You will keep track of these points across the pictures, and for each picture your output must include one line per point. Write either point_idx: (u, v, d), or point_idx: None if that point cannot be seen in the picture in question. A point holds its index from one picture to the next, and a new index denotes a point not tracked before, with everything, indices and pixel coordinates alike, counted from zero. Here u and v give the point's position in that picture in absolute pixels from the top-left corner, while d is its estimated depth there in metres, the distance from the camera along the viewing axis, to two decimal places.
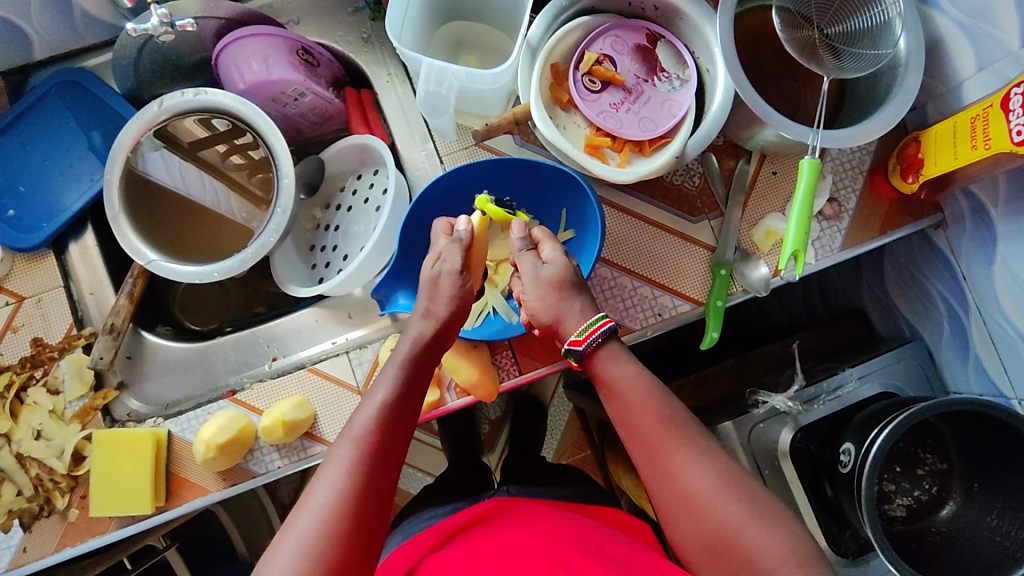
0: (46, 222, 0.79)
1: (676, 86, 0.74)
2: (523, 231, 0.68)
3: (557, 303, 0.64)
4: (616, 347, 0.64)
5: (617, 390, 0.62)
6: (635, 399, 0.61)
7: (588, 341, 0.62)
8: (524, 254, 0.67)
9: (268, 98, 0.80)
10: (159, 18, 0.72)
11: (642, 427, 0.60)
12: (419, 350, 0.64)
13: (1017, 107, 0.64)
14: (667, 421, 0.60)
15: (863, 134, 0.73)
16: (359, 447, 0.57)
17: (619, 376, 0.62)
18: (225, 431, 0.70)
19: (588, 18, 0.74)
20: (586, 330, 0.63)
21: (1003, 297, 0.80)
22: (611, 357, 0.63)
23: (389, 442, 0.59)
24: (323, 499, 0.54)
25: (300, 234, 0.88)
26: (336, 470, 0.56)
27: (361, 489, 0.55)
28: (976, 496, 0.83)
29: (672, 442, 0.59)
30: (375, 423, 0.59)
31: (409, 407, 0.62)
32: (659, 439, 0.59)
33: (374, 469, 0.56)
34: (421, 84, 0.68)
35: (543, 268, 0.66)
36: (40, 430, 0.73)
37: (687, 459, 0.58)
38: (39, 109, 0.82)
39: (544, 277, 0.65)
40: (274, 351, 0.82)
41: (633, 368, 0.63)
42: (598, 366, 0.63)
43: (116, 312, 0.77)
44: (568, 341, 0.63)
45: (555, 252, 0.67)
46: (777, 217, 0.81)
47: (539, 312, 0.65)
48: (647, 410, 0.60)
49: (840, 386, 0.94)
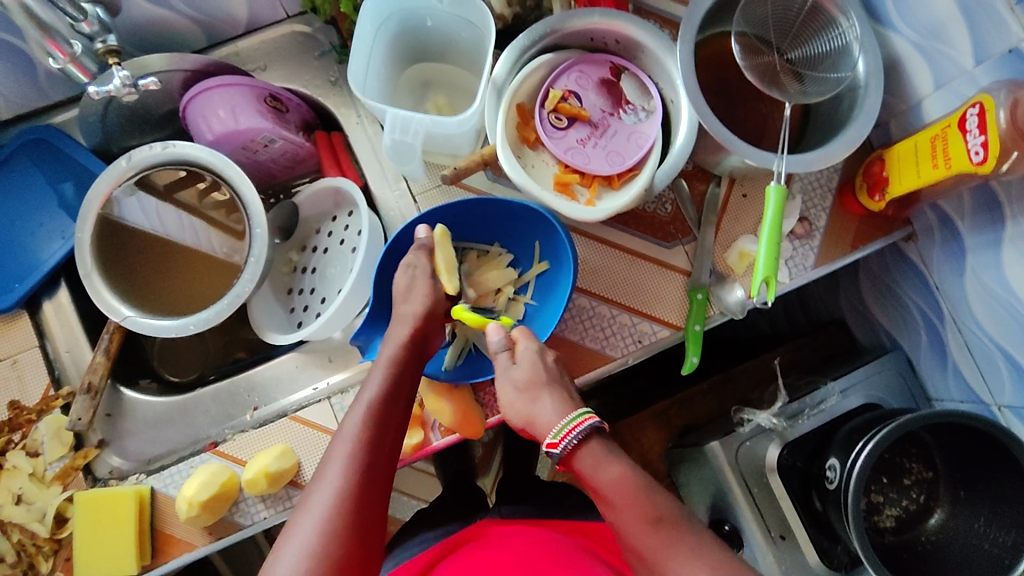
0: (19, 282, 0.78)
1: (642, 117, 0.75)
2: (497, 334, 0.67)
3: (528, 407, 0.63)
4: (602, 440, 0.60)
5: (607, 497, 0.57)
6: (623, 503, 0.56)
7: (565, 444, 0.59)
8: (502, 354, 0.67)
9: (238, 147, 0.81)
10: (122, 79, 0.67)
11: (630, 534, 0.56)
12: (402, 351, 0.65)
13: (973, 127, 0.66)
14: (657, 524, 0.55)
15: (826, 157, 0.74)
16: (353, 447, 0.58)
17: (606, 480, 0.58)
18: (207, 487, 0.70)
19: (551, 55, 0.75)
20: (561, 432, 0.60)
21: (975, 306, 0.81)
22: (594, 459, 0.59)
23: (381, 440, 0.59)
24: (322, 500, 0.54)
25: (277, 278, 0.88)
26: (333, 473, 0.56)
27: (358, 487, 0.55)
28: (962, 504, 0.84)
29: (666, 545, 0.54)
30: (366, 423, 0.60)
31: (398, 404, 0.63)
32: (650, 544, 0.54)
33: (370, 467, 0.57)
34: (387, 134, 0.69)
35: (513, 370, 0.65)
36: (21, 494, 0.72)
37: (688, 562, 0.53)
38: (8, 168, 0.81)
39: (514, 379, 0.65)
40: (255, 400, 0.82)
41: (619, 466, 0.58)
42: (581, 468, 0.59)
43: (93, 369, 0.76)
44: (545, 443, 0.60)
45: (528, 352, 0.66)
46: (749, 239, 0.82)
47: (512, 416, 0.65)
48: (635, 513, 0.56)
49: (824, 400, 0.95)
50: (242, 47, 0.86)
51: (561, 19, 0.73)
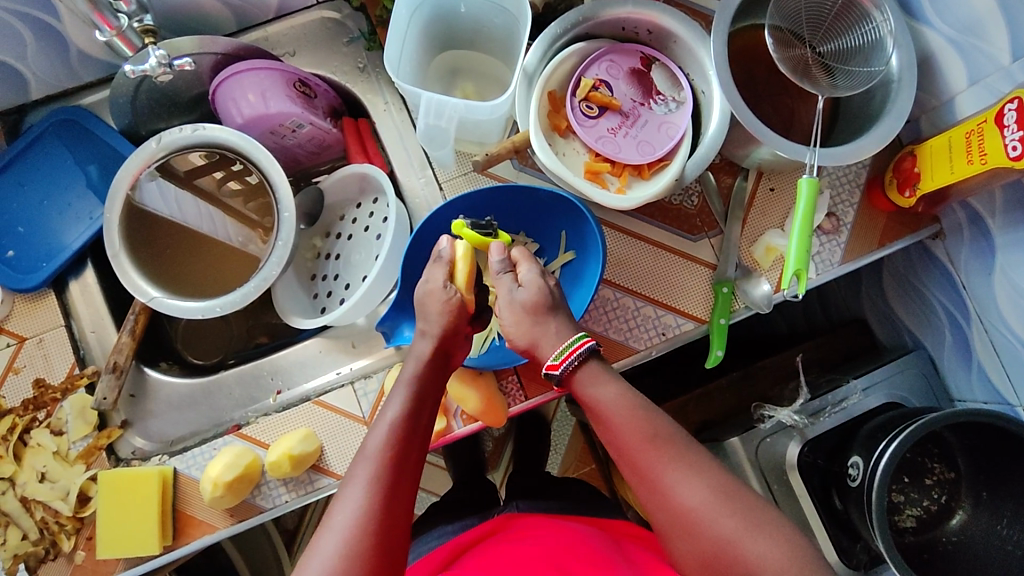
0: (46, 261, 0.78)
1: (672, 108, 0.75)
2: (500, 254, 0.64)
3: (531, 328, 0.61)
4: (600, 362, 0.60)
5: (602, 414, 0.58)
6: (620, 422, 0.57)
7: (565, 365, 0.58)
8: (505, 276, 0.64)
9: (267, 131, 0.81)
10: (157, 59, 0.67)
11: (627, 448, 0.57)
12: (426, 366, 0.63)
13: (1012, 123, 0.65)
14: (653, 440, 0.56)
15: (858, 151, 0.74)
16: (377, 467, 0.56)
17: (600, 396, 0.58)
18: (232, 468, 0.70)
19: (583, 44, 0.74)
20: (562, 353, 0.59)
21: (1004, 306, 0.80)
22: (591, 378, 0.59)
23: (405, 458, 0.58)
24: (345, 521, 0.53)
25: (300, 263, 0.88)
26: (357, 490, 0.55)
27: (383, 507, 0.54)
28: (985, 505, 0.83)
29: (663, 459, 0.55)
30: (391, 440, 0.58)
31: (421, 421, 0.61)
32: (647, 459, 0.55)
33: (395, 485, 0.56)
34: (421, 118, 0.68)
35: (517, 290, 0.62)
36: (45, 473, 0.73)
37: (682, 473, 0.54)
38: (36, 148, 0.81)
39: (518, 303, 0.61)
40: (278, 384, 0.82)
41: (615, 384, 0.59)
42: (578, 388, 0.60)
43: (119, 349, 0.77)
44: (546, 365, 0.60)
45: (531, 274, 0.63)
46: (776, 233, 0.82)
47: (514, 337, 0.62)
48: (631, 429, 0.56)
49: (845, 399, 0.94)
50: (271, 32, 0.86)
51: (595, 7, 0.73)
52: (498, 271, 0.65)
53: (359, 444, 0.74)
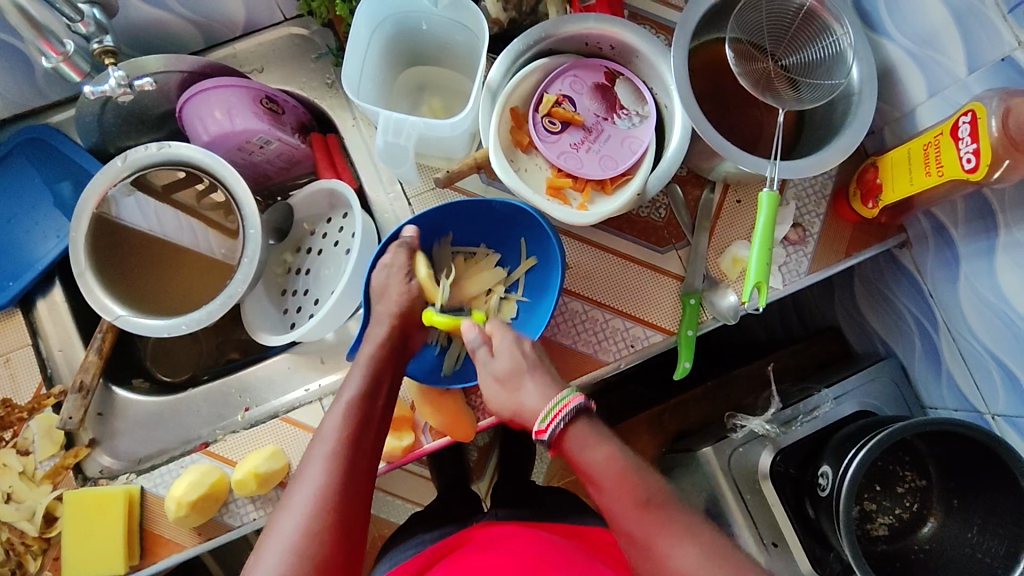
0: (13, 280, 0.78)
1: (636, 122, 0.75)
2: (471, 330, 0.66)
3: (511, 398, 0.62)
4: (592, 421, 0.59)
5: (597, 479, 0.57)
6: (613, 486, 0.56)
7: (553, 429, 0.57)
8: (481, 347, 0.65)
9: (234, 148, 0.81)
10: (116, 79, 0.67)
11: (621, 515, 0.55)
12: (380, 350, 0.66)
13: (965, 136, 0.66)
14: (647, 506, 0.55)
15: (819, 164, 0.75)
16: (333, 447, 0.57)
17: (595, 461, 0.57)
18: (196, 487, 0.70)
19: (546, 60, 0.75)
20: (549, 417, 0.58)
21: (968, 314, 0.81)
22: (584, 441, 0.58)
23: (363, 435, 0.59)
24: (303, 501, 0.53)
25: (271, 279, 0.89)
26: (316, 467, 0.56)
27: (342, 484, 0.55)
28: (956, 513, 0.83)
29: (659, 526, 0.54)
30: (346, 422, 0.59)
31: (378, 400, 0.63)
32: (642, 527, 0.54)
33: (354, 460, 0.57)
34: (381, 136, 0.69)
35: (492, 361, 0.64)
36: (10, 492, 0.72)
37: (677, 541, 0.53)
38: (5, 167, 0.82)
39: (493, 371, 0.64)
40: (247, 402, 0.82)
41: (610, 449, 0.58)
42: (571, 451, 0.58)
43: (85, 369, 0.76)
44: (533, 430, 0.59)
45: (506, 343, 0.65)
46: (743, 244, 0.82)
47: (499, 409, 0.64)
48: (626, 495, 0.55)
49: (817, 407, 0.94)
50: (239, 49, 0.86)
51: (556, 24, 0.73)
52: (472, 342, 0.66)
53: None
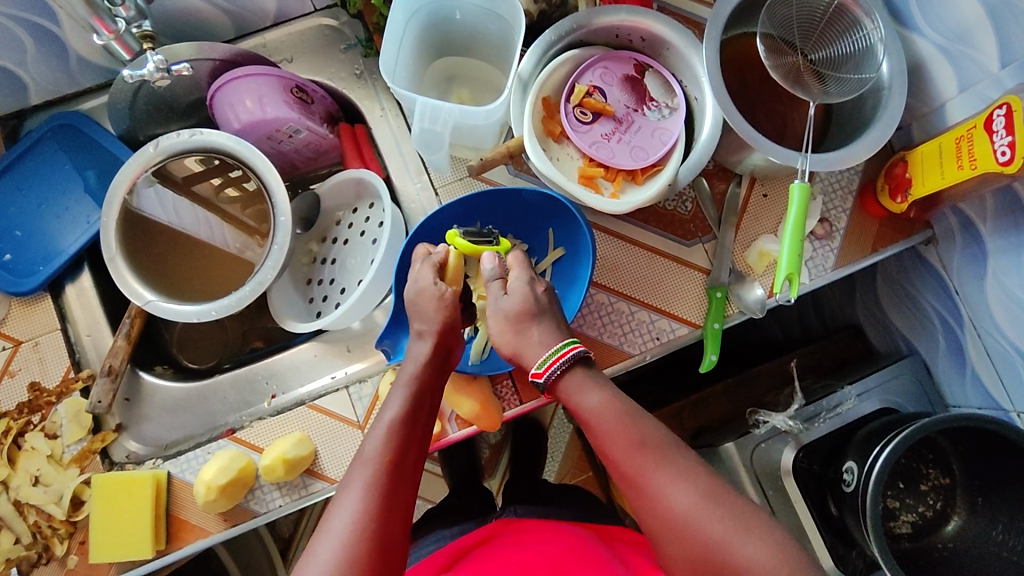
0: (43, 265, 0.79)
1: (666, 114, 0.76)
2: (490, 262, 0.66)
3: (515, 338, 0.62)
4: (587, 369, 0.61)
5: (589, 420, 0.58)
6: (604, 426, 0.57)
7: (548, 373, 0.59)
8: (493, 283, 0.66)
9: (264, 136, 0.82)
10: (155, 63, 0.68)
11: (615, 454, 0.56)
12: (422, 370, 0.64)
13: (1000, 128, 0.66)
14: (638, 445, 0.55)
15: (849, 158, 0.75)
16: (374, 471, 0.56)
17: (585, 401, 0.58)
18: (226, 472, 0.70)
19: (577, 51, 0.75)
20: (546, 361, 0.60)
21: (996, 310, 0.81)
22: (577, 386, 0.59)
23: (404, 459, 0.58)
24: (342, 527, 0.53)
25: (296, 268, 0.89)
26: (354, 492, 0.54)
27: (381, 511, 0.54)
28: (982, 511, 0.83)
29: (652, 463, 0.54)
30: (387, 445, 0.58)
31: (420, 423, 0.61)
32: (633, 462, 0.55)
33: (393, 486, 0.56)
34: (415, 122, 0.69)
35: (502, 298, 0.64)
36: (39, 476, 0.72)
37: (669, 477, 0.54)
38: (34, 153, 0.82)
39: (503, 310, 0.63)
40: (273, 388, 0.82)
41: (602, 391, 0.59)
42: (566, 395, 0.60)
43: (114, 353, 0.77)
44: (531, 373, 0.61)
45: (519, 282, 0.64)
46: (770, 238, 0.82)
47: (501, 346, 0.64)
48: (619, 433, 0.56)
49: (839, 404, 0.94)
50: (269, 39, 0.87)
51: (588, 15, 0.74)
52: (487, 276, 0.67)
53: (355, 448, 0.74)
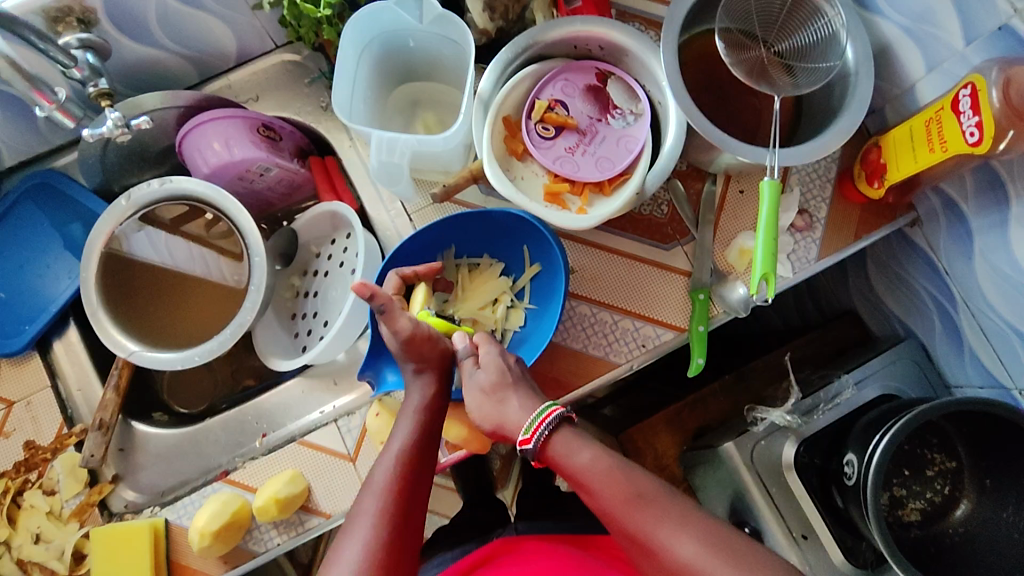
0: (29, 324, 0.80)
1: (631, 121, 0.75)
2: (462, 342, 0.67)
3: (495, 410, 0.62)
4: (571, 427, 0.60)
5: (585, 481, 0.57)
6: (598, 486, 0.56)
7: (536, 437, 0.59)
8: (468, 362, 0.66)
9: (235, 177, 0.82)
10: (113, 121, 0.68)
11: (611, 512, 0.55)
12: (429, 399, 0.65)
13: (967, 108, 0.64)
14: (632, 500, 0.55)
15: (820, 149, 0.73)
16: (383, 500, 0.56)
17: (578, 462, 0.57)
18: (219, 517, 0.70)
19: (536, 66, 0.75)
20: (532, 425, 0.60)
21: (986, 288, 0.79)
22: (566, 445, 0.59)
23: (412, 489, 0.58)
24: (352, 558, 0.52)
25: (280, 304, 0.89)
26: (364, 523, 0.55)
27: (391, 541, 0.54)
28: (989, 493, 0.80)
29: (649, 517, 0.54)
30: (395, 474, 0.58)
31: (429, 451, 0.61)
32: (637, 520, 0.54)
33: (402, 516, 0.56)
34: (374, 155, 0.70)
35: (476, 374, 0.65)
36: (39, 533, 0.73)
37: (670, 527, 0.53)
38: (14, 214, 0.84)
39: (479, 384, 0.64)
40: (264, 428, 0.83)
41: (592, 450, 0.58)
42: (556, 458, 0.59)
43: (103, 407, 0.77)
44: (518, 440, 0.60)
45: (490, 355, 0.66)
46: (748, 235, 0.81)
47: (480, 421, 0.64)
48: (615, 491, 0.55)
49: (838, 394, 0.92)
50: (233, 80, 0.88)
51: (542, 29, 0.73)
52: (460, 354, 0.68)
53: (347, 481, 0.74)
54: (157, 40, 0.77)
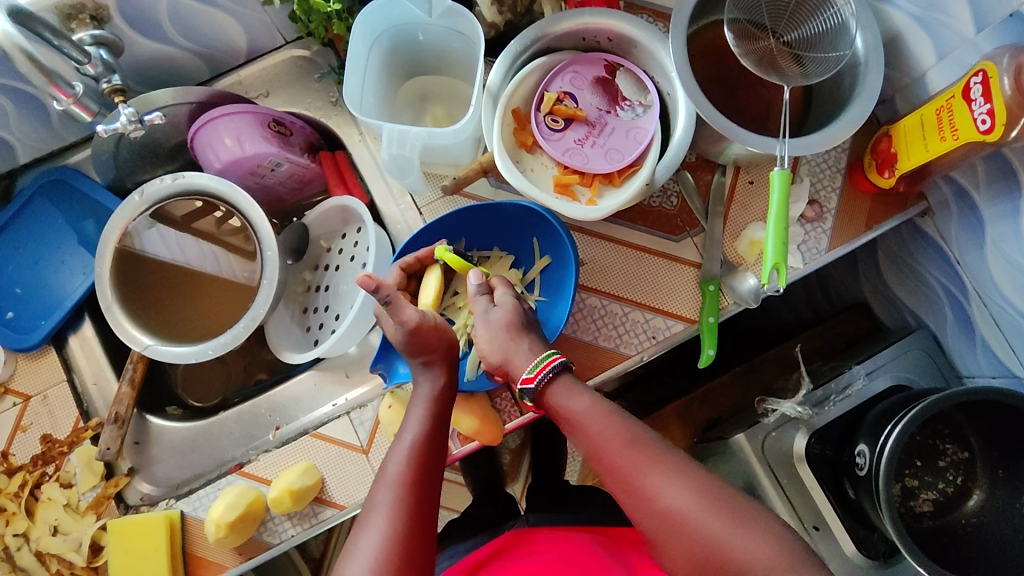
0: (45, 319, 0.81)
1: (640, 112, 0.75)
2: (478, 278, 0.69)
3: (504, 346, 0.64)
4: (571, 377, 0.62)
5: (579, 424, 0.58)
6: (594, 428, 0.57)
7: (539, 377, 0.60)
8: (483, 298, 0.68)
9: (246, 173, 0.82)
10: (127, 116, 0.69)
11: (605, 454, 0.56)
12: (439, 388, 0.64)
13: (978, 96, 0.64)
14: (631, 443, 0.56)
15: (830, 139, 0.73)
16: (398, 492, 0.56)
17: (572, 405, 0.59)
18: (234, 508, 0.71)
19: (545, 58, 0.75)
20: (535, 367, 0.61)
21: (998, 277, 0.78)
22: (566, 391, 0.60)
23: (427, 480, 0.58)
24: (370, 548, 0.53)
25: (291, 298, 0.90)
26: (381, 516, 0.55)
27: (408, 531, 0.54)
28: (1003, 484, 0.80)
29: (641, 460, 0.55)
30: (409, 466, 0.58)
31: (440, 442, 0.61)
32: (625, 459, 0.55)
33: (417, 508, 0.56)
34: (385, 149, 0.70)
35: (492, 311, 0.66)
36: (57, 525, 0.74)
37: (661, 473, 0.54)
38: (28, 211, 0.84)
39: (493, 322, 0.65)
40: (277, 420, 0.84)
41: (589, 397, 0.60)
42: (554, 402, 0.61)
43: (119, 400, 0.78)
44: (520, 379, 0.62)
45: (506, 296, 0.68)
46: (759, 226, 0.81)
47: (488, 355, 0.65)
48: (609, 433, 0.57)
49: (849, 385, 0.92)
50: (244, 76, 0.88)
51: (550, 21, 0.73)
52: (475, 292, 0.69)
53: (361, 473, 0.74)
54: (169, 37, 0.78)
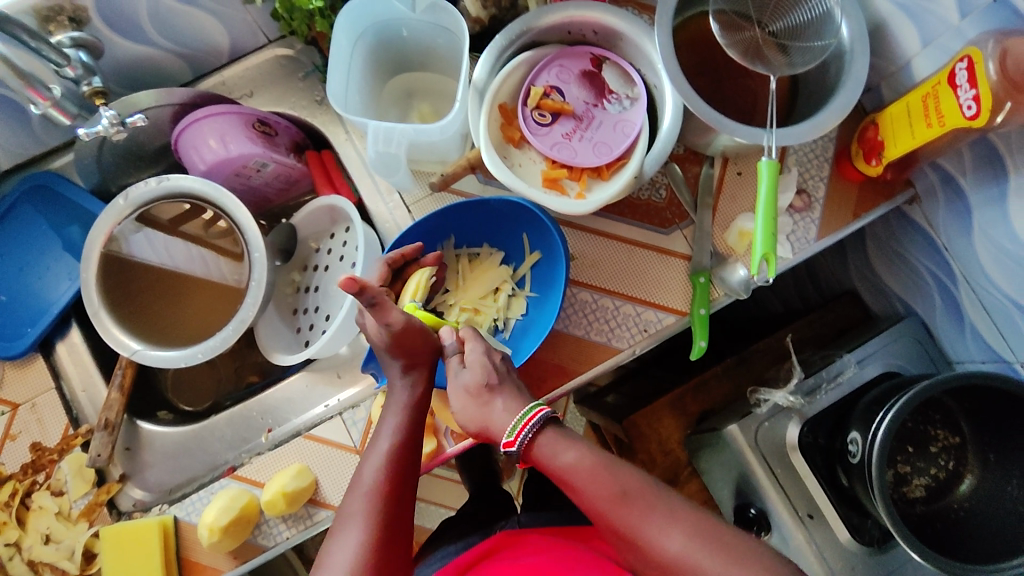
0: (31, 326, 0.80)
1: (627, 105, 0.75)
2: (450, 337, 0.65)
3: (480, 412, 0.60)
4: (557, 428, 0.59)
5: (571, 482, 0.56)
6: (585, 486, 0.55)
7: (520, 441, 0.57)
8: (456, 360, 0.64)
9: (231, 173, 0.82)
10: (108, 119, 0.68)
11: (598, 510, 0.55)
12: (416, 397, 0.63)
13: (964, 82, 0.64)
14: (623, 497, 0.54)
15: (816, 128, 0.73)
16: (372, 502, 0.56)
17: (562, 462, 0.56)
18: (227, 512, 0.70)
19: (530, 52, 0.75)
20: (515, 429, 0.57)
21: (985, 262, 0.79)
22: (551, 446, 0.57)
23: (401, 491, 0.57)
24: (344, 560, 0.53)
25: (281, 299, 0.90)
26: (354, 527, 0.54)
27: (381, 543, 0.54)
28: (993, 468, 0.80)
29: (636, 511, 0.53)
30: (383, 476, 0.57)
31: (416, 451, 0.60)
32: (621, 518, 0.53)
33: (391, 519, 0.56)
34: (371, 146, 0.69)
35: (462, 373, 0.62)
36: (49, 534, 0.74)
37: (657, 518, 0.53)
38: (10, 218, 0.83)
39: (464, 384, 0.62)
40: (269, 423, 0.83)
41: (577, 451, 0.57)
42: (541, 459, 0.58)
43: (108, 406, 0.78)
44: (503, 444, 0.58)
45: (476, 354, 0.64)
46: (747, 217, 0.81)
47: (467, 423, 0.62)
48: (601, 489, 0.54)
49: (840, 373, 0.93)
50: (227, 76, 0.87)
51: (535, 16, 0.73)
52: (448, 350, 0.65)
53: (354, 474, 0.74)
54: (150, 38, 0.77)
